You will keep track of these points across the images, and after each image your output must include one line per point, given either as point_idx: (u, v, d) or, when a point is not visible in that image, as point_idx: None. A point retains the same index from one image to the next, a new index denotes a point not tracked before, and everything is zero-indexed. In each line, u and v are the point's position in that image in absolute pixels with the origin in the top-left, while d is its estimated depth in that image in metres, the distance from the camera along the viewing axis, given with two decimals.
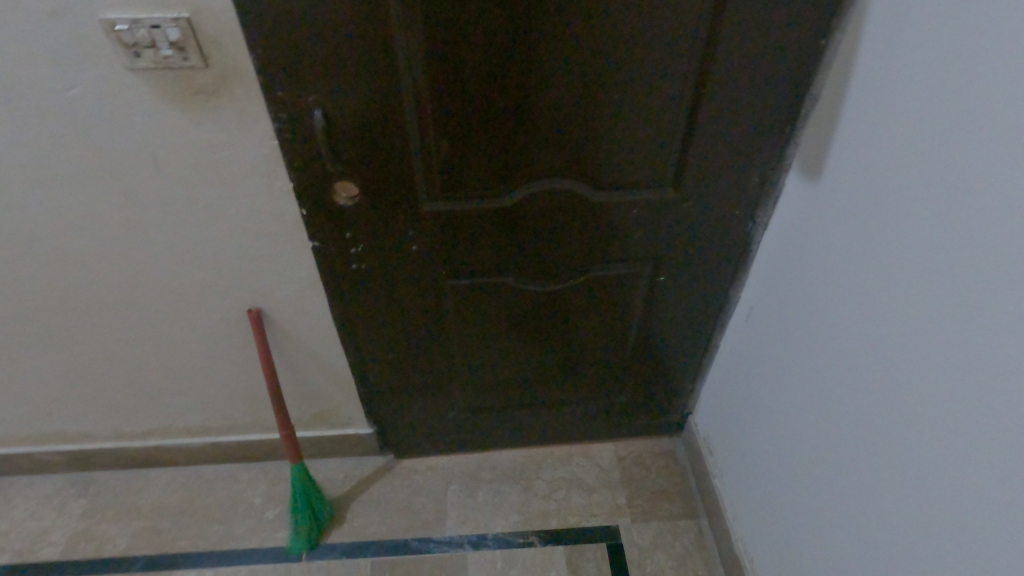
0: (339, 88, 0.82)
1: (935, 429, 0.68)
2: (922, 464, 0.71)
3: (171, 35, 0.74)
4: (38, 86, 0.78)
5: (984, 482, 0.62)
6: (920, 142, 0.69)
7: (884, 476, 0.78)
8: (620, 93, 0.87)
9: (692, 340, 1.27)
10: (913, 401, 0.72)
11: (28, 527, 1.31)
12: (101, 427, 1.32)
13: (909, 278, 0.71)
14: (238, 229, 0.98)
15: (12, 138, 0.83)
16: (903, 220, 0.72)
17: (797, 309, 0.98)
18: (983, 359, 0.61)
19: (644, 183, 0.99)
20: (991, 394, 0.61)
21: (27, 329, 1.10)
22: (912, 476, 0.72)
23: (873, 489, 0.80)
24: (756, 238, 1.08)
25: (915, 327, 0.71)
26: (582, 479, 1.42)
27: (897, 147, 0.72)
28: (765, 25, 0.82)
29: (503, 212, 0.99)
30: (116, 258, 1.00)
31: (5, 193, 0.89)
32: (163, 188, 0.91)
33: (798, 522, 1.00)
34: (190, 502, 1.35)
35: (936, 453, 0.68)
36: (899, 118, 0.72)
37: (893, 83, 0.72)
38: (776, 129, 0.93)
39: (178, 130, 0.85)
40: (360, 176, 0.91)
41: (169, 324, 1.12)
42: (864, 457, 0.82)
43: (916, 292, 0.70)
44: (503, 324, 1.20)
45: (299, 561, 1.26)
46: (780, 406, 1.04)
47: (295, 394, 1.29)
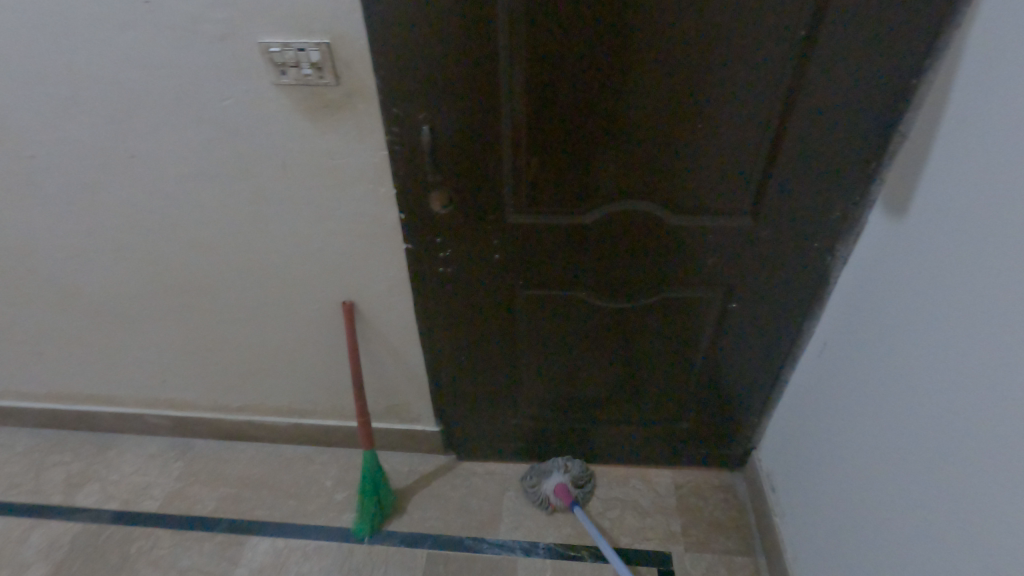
0: (446, 107, 0.91)
1: (1005, 465, 0.67)
2: (988, 501, 0.69)
3: (312, 57, 0.87)
4: (200, 96, 0.94)
5: None
6: (1005, 178, 0.69)
7: (949, 512, 0.76)
8: (703, 122, 0.92)
9: (761, 372, 1.27)
10: (987, 440, 0.70)
11: (134, 480, 1.47)
12: (203, 398, 1.47)
13: (989, 313, 0.71)
14: (344, 228, 1.09)
15: (174, 138, 0.99)
16: (986, 255, 0.72)
17: (872, 345, 0.96)
18: None
19: (721, 210, 1.02)
20: None
21: (159, 302, 1.26)
22: (981, 518, 0.70)
23: (938, 530, 0.77)
24: (834, 272, 1.08)
25: (993, 363, 0.70)
26: (636, 501, 1.42)
27: (983, 183, 0.72)
28: (854, 64, 0.85)
29: (581, 228, 1.05)
30: (239, 246, 1.14)
31: (161, 184, 1.05)
32: (287, 188, 1.04)
33: (857, 565, 0.96)
34: (270, 477, 1.47)
35: (1003, 490, 0.67)
36: (984, 154, 0.72)
37: (982, 120, 0.73)
38: (860, 166, 0.94)
39: (306, 138, 0.97)
40: (454, 186, 1.00)
41: (274, 310, 1.25)
42: (929, 494, 0.80)
43: (995, 327, 0.70)
44: (572, 337, 1.25)
45: (360, 543, 1.33)
46: (848, 443, 1.02)
47: (373, 386, 1.39)
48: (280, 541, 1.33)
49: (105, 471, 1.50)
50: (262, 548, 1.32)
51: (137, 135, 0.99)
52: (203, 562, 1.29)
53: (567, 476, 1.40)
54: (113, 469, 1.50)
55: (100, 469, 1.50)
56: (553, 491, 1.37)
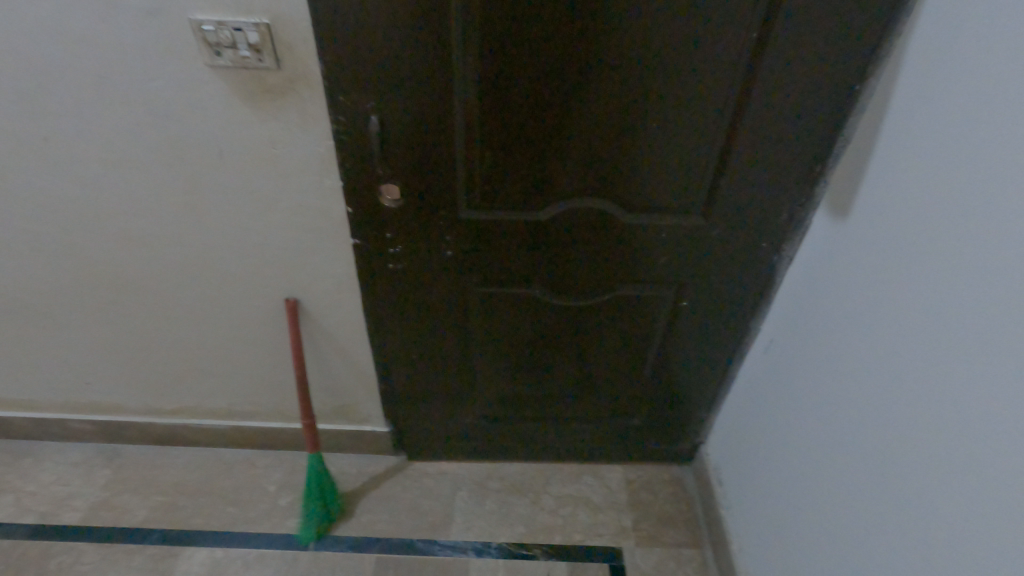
0: (395, 96, 0.87)
1: (942, 457, 0.70)
2: (923, 490, 0.73)
3: (250, 38, 0.81)
4: (124, 76, 0.86)
5: (980, 508, 0.64)
6: (943, 184, 0.72)
7: (886, 501, 0.79)
8: (657, 120, 0.92)
9: (709, 369, 1.29)
10: (923, 433, 0.73)
11: (54, 491, 1.36)
12: (132, 401, 1.38)
13: (926, 313, 0.74)
14: (286, 222, 1.04)
15: (95, 121, 0.91)
16: (924, 257, 0.75)
17: (817, 342, 0.99)
18: (987, 392, 0.64)
19: (674, 209, 1.03)
20: (994, 425, 0.63)
21: (80, 299, 1.16)
22: (920, 510, 0.73)
23: (876, 518, 0.81)
24: (780, 272, 1.11)
25: (930, 361, 0.73)
26: (589, 498, 1.43)
27: (923, 187, 0.75)
28: (802, 68, 0.86)
29: (537, 225, 1.04)
30: (169, 239, 1.06)
31: (79, 170, 0.97)
32: (223, 177, 0.97)
33: (800, 552, 1.00)
34: (208, 483, 1.39)
35: (939, 481, 0.70)
36: (923, 160, 0.75)
37: (922, 128, 0.76)
38: (806, 168, 0.97)
39: (244, 125, 0.91)
40: (404, 180, 0.97)
41: (210, 307, 1.17)
42: (870, 484, 0.83)
43: (932, 327, 0.73)
44: (525, 335, 1.23)
45: (306, 550, 1.28)
46: (792, 438, 1.05)
47: (319, 386, 1.34)
48: (219, 551, 1.26)
49: (19, 482, 1.38)
50: (199, 559, 1.25)
51: (51, 117, 0.90)
52: None
53: None
54: (29, 479, 1.38)
55: (14, 480, 1.38)
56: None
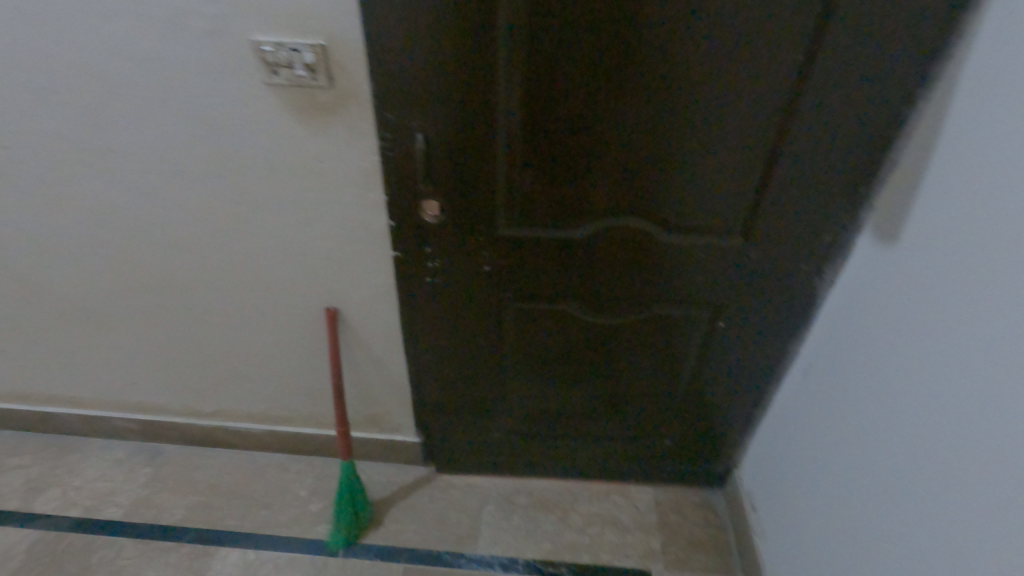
0: (440, 115, 0.90)
1: (982, 484, 0.68)
2: (962, 518, 0.70)
3: (306, 58, 0.85)
4: (186, 92, 0.90)
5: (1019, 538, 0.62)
6: (990, 206, 0.70)
7: (924, 529, 0.77)
8: (698, 141, 0.92)
9: (744, 391, 1.27)
10: (963, 460, 0.71)
11: (97, 486, 1.41)
12: (174, 402, 1.42)
13: (969, 338, 0.72)
14: (330, 233, 1.07)
15: (157, 134, 0.95)
16: (969, 281, 0.73)
17: (857, 365, 0.97)
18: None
19: (712, 230, 1.03)
20: None
21: (132, 303, 1.22)
22: (957, 537, 0.71)
23: (913, 547, 0.79)
24: (820, 295, 1.09)
25: (972, 386, 0.71)
26: (617, 518, 1.41)
27: (969, 210, 0.74)
28: (848, 91, 0.86)
29: (573, 243, 1.05)
30: (219, 247, 1.10)
31: (140, 180, 1.02)
32: (272, 189, 1.01)
33: None
34: (242, 485, 1.43)
35: (979, 509, 0.68)
36: (971, 182, 0.74)
37: (970, 150, 0.75)
38: (850, 191, 0.95)
39: (295, 139, 0.95)
40: (445, 196, 0.99)
41: (253, 314, 1.21)
42: (907, 511, 0.81)
43: (975, 351, 0.71)
44: (558, 351, 1.23)
45: (334, 556, 1.29)
46: (829, 462, 1.03)
47: (353, 394, 1.36)
48: (251, 553, 1.29)
49: (66, 476, 1.43)
50: (231, 559, 1.27)
51: (117, 130, 0.95)
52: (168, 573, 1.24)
53: None
54: (75, 473, 1.44)
55: (62, 474, 1.43)
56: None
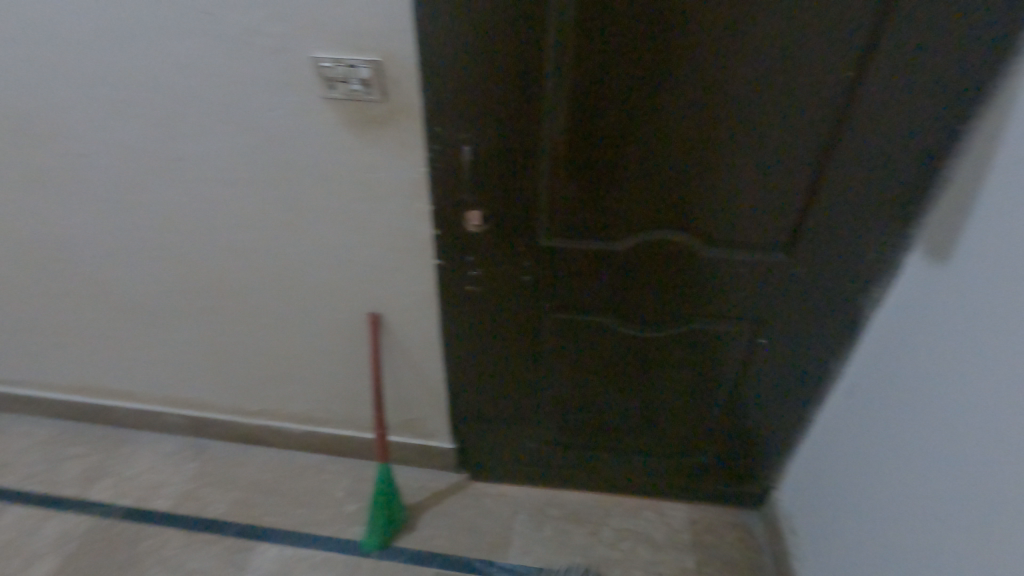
0: (486, 129, 0.93)
1: None
2: (1012, 543, 0.68)
3: (362, 73, 0.89)
4: (250, 106, 0.96)
5: None
6: None
7: (973, 555, 0.74)
8: (742, 156, 0.92)
9: (785, 410, 1.25)
10: (1013, 483, 0.69)
11: (148, 477, 1.48)
12: (222, 400, 1.48)
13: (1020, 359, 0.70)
14: (376, 241, 1.11)
15: (220, 144, 1.01)
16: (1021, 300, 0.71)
17: (904, 386, 0.94)
18: None
19: (755, 245, 1.02)
20: None
21: (188, 303, 1.28)
22: (1004, 563, 0.69)
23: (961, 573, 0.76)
24: (867, 314, 1.06)
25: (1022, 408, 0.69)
26: (650, 535, 1.39)
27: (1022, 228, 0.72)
28: (898, 107, 0.85)
29: (614, 255, 1.06)
30: (272, 252, 1.16)
31: (202, 187, 1.08)
32: (324, 198, 1.06)
33: None
34: (282, 483, 1.47)
35: None
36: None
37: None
38: (900, 209, 0.94)
39: (348, 151, 0.99)
40: (488, 207, 1.01)
41: (299, 317, 1.26)
42: (956, 537, 0.78)
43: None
44: (594, 363, 1.24)
45: (368, 557, 1.32)
46: (873, 485, 1.00)
47: (391, 399, 1.39)
48: (288, 549, 1.32)
49: (120, 466, 1.50)
50: (270, 555, 1.31)
51: (185, 140, 1.02)
52: (211, 565, 1.28)
53: None
54: (127, 464, 1.51)
55: (116, 464, 1.51)
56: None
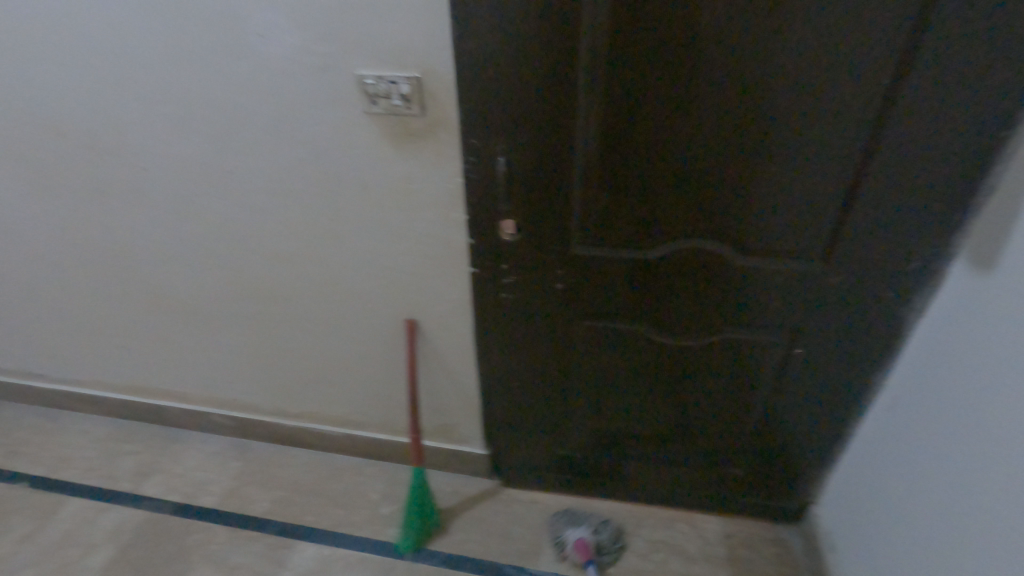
0: (521, 141, 0.96)
1: None
2: None
3: (403, 89, 0.93)
4: (298, 121, 1.02)
5: None
6: None
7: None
8: (777, 165, 0.92)
9: (823, 423, 1.22)
10: None
11: (195, 475, 1.55)
12: (266, 402, 1.55)
13: None
14: (414, 249, 1.14)
15: (270, 158, 1.07)
16: None
17: (949, 399, 0.91)
18: None
19: (791, 254, 1.01)
20: None
21: (236, 308, 1.35)
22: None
23: None
24: (909, 324, 1.04)
25: None
26: (683, 547, 1.38)
27: None
28: (940, 114, 0.83)
29: (646, 264, 1.06)
30: (315, 260, 1.21)
31: (252, 198, 1.14)
32: (365, 208, 1.10)
33: None
34: (321, 484, 1.52)
35: None
36: None
37: None
38: (942, 217, 0.92)
39: (389, 163, 1.04)
40: (522, 216, 1.04)
41: (340, 322, 1.31)
42: (1005, 557, 0.75)
43: None
44: (627, 371, 1.24)
45: (402, 559, 1.34)
46: (916, 502, 0.97)
47: (426, 404, 1.42)
48: (326, 548, 1.36)
49: (170, 464, 1.58)
50: (309, 553, 1.35)
51: (238, 154, 1.08)
52: (253, 561, 1.33)
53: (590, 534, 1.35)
54: (177, 462, 1.58)
55: (166, 462, 1.58)
56: (573, 545, 1.32)
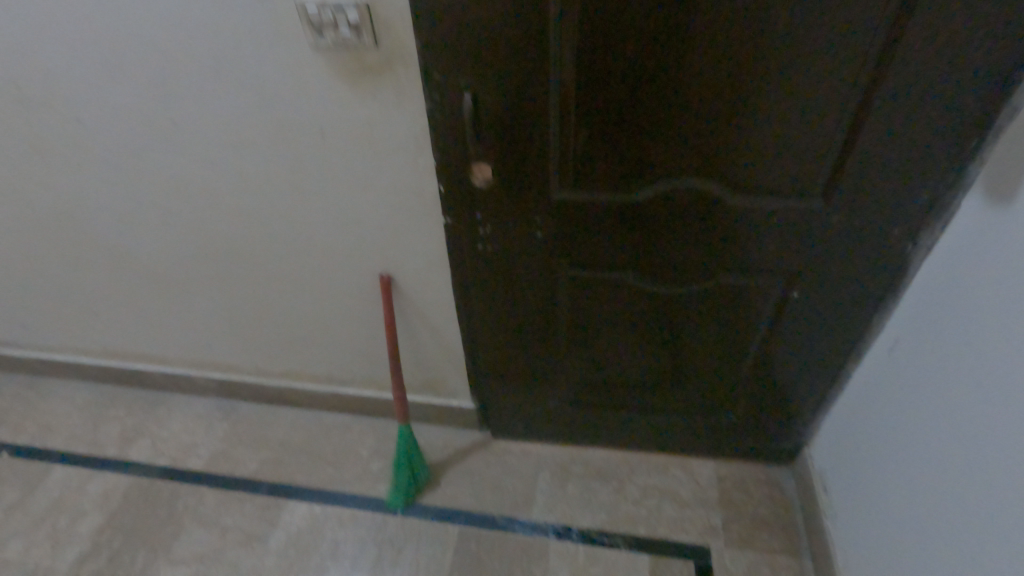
0: (488, 75, 0.85)
1: None
2: None
3: (350, 17, 0.82)
4: (239, 60, 0.90)
5: None
6: None
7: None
8: (776, 91, 0.82)
9: (820, 366, 1.18)
10: None
11: (182, 438, 1.52)
12: (247, 363, 1.50)
13: None
14: (383, 200, 1.06)
15: (215, 104, 0.97)
16: None
17: (953, 343, 0.86)
18: None
19: (790, 190, 0.93)
20: None
21: (203, 268, 1.28)
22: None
23: (1010, 543, 0.70)
24: (915, 261, 0.97)
25: None
26: (676, 492, 1.37)
27: None
28: (964, 23, 0.73)
29: (634, 208, 0.98)
30: (278, 215, 1.13)
31: (203, 150, 1.04)
32: (325, 156, 1.01)
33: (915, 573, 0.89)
34: (309, 442, 1.50)
35: None
36: None
37: None
38: (957, 143, 0.83)
39: (345, 104, 0.93)
40: (496, 160, 0.95)
41: (313, 280, 1.24)
42: (1006, 506, 0.72)
43: None
44: (616, 319, 1.19)
45: (394, 514, 1.34)
46: (914, 450, 0.93)
47: (410, 360, 1.38)
48: (317, 507, 1.35)
49: (156, 427, 1.56)
50: (300, 512, 1.35)
51: (179, 102, 0.98)
52: (244, 522, 1.33)
53: None
54: (163, 426, 1.56)
55: (152, 426, 1.56)
56: None
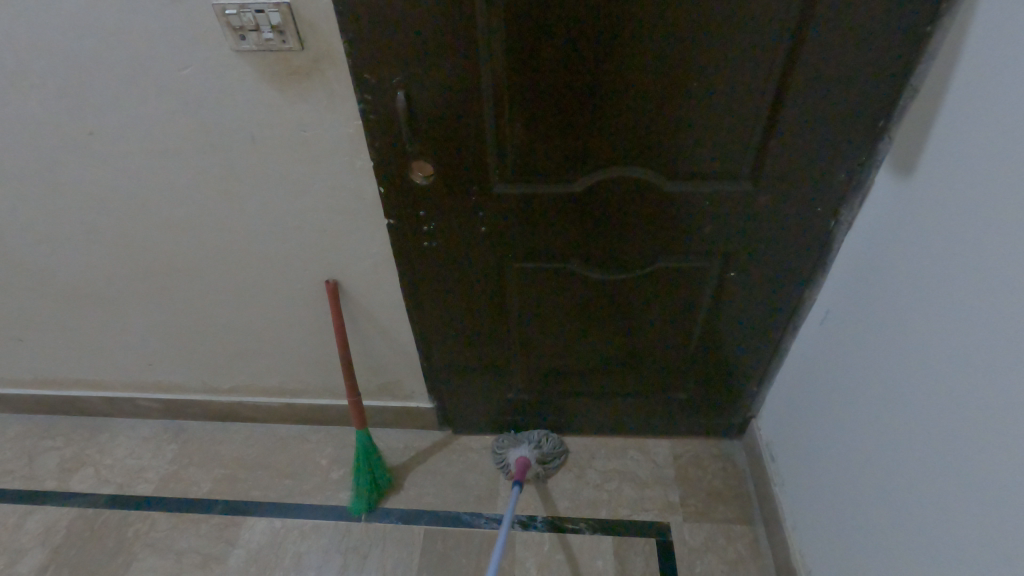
0: (419, 71, 0.85)
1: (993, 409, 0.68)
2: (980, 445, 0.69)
3: (272, 19, 0.80)
4: (157, 66, 0.87)
5: None
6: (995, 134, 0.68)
7: (944, 461, 0.76)
8: (700, 79, 0.85)
9: (760, 342, 1.23)
10: (976, 387, 0.70)
11: (127, 464, 1.46)
12: (192, 380, 1.45)
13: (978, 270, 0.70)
14: (321, 204, 1.04)
15: (135, 113, 0.93)
16: (976, 213, 0.71)
17: (872, 309, 0.93)
18: None
19: (719, 175, 0.97)
20: None
21: (137, 285, 1.22)
22: (1003, 503, 0.66)
23: (931, 480, 0.78)
24: (838, 237, 1.03)
25: (980, 314, 0.70)
26: (635, 473, 1.41)
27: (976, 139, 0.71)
28: (865, 10, 0.77)
29: (575, 197, 1.00)
30: (213, 225, 1.09)
31: (125, 161, 1.00)
32: (257, 162, 0.98)
33: (854, 520, 0.97)
34: (265, 457, 1.46)
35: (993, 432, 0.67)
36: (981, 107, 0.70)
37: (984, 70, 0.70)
38: (866, 123, 0.88)
39: (274, 108, 0.91)
40: (433, 157, 0.95)
41: (255, 289, 1.21)
42: (924, 447, 0.80)
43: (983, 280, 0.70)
44: (565, 308, 1.21)
45: (357, 521, 1.32)
46: (848, 413, 0.99)
47: (363, 364, 1.36)
48: (277, 521, 1.32)
49: (98, 455, 1.48)
50: (259, 528, 1.31)
51: (95, 112, 0.93)
52: (200, 544, 1.29)
53: (532, 451, 1.37)
54: (105, 453, 1.49)
55: (93, 453, 1.48)
56: (517, 460, 1.33)
